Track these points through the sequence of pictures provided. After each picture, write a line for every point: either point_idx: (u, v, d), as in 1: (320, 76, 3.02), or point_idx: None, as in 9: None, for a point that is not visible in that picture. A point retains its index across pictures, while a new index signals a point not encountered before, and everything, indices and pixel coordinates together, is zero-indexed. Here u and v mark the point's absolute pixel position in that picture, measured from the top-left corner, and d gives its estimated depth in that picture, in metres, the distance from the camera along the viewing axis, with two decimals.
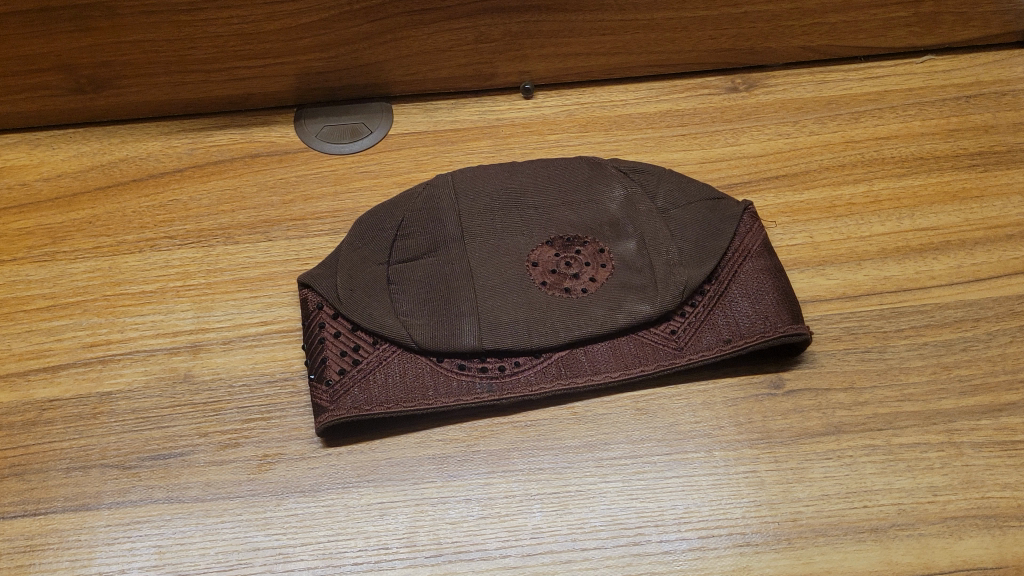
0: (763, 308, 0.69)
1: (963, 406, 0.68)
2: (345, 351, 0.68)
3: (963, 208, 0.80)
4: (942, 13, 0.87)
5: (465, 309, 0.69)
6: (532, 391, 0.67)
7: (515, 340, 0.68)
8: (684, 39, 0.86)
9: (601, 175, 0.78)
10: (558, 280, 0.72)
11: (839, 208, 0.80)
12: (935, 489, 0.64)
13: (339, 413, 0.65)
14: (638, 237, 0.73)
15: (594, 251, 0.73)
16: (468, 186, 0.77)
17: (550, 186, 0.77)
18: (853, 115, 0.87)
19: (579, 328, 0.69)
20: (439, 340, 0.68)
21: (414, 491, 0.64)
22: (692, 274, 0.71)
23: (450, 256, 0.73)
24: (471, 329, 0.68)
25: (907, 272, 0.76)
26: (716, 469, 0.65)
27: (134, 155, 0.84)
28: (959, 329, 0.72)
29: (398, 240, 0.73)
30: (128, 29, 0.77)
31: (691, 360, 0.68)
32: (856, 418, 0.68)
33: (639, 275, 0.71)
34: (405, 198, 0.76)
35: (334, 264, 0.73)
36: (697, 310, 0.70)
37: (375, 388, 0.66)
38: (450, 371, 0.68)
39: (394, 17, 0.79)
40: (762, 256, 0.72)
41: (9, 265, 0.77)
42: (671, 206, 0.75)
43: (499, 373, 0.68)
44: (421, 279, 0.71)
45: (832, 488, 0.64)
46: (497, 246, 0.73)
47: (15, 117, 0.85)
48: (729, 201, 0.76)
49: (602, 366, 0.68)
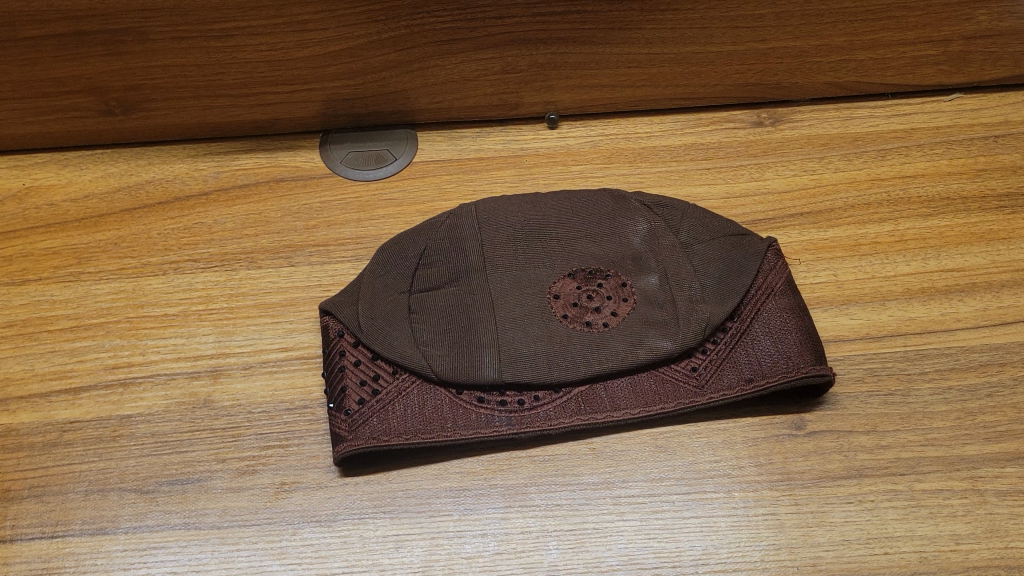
0: (786, 347, 0.69)
1: (987, 453, 0.67)
2: (364, 380, 0.68)
3: (991, 249, 0.79)
4: (972, 52, 0.87)
5: (485, 340, 0.69)
6: (551, 426, 0.67)
7: (535, 374, 0.68)
8: (710, 72, 0.86)
9: (625, 208, 0.77)
10: (580, 314, 0.71)
11: (864, 246, 0.79)
12: (957, 537, 0.63)
13: (356, 444, 0.65)
14: (660, 271, 0.73)
15: (616, 285, 0.73)
16: (492, 216, 0.76)
17: (573, 218, 0.77)
18: (879, 152, 0.86)
19: (600, 364, 0.68)
20: (459, 372, 0.68)
21: (430, 524, 0.64)
22: (714, 311, 0.71)
23: (472, 286, 0.72)
24: (491, 361, 0.68)
25: (933, 313, 0.75)
26: (736, 510, 0.65)
27: (160, 177, 0.85)
28: (984, 374, 0.71)
29: (420, 269, 0.73)
30: (159, 54, 0.78)
31: (712, 399, 0.67)
32: (879, 461, 0.67)
33: (661, 310, 0.71)
34: (428, 226, 0.77)
35: (356, 290, 0.73)
36: (718, 348, 0.70)
37: (394, 419, 0.66)
38: (469, 403, 0.67)
39: (421, 47, 0.80)
40: (786, 293, 0.72)
41: (35, 284, 0.78)
42: (694, 240, 0.75)
43: (517, 407, 0.68)
44: (441, 309, 0.71)
45: (852, 533, 0.63)
46: (519, 277, 0.73)
47: (44, 137, 0.86)
48: (753, 236, 0.76)
49: (622, 403, 0.68)
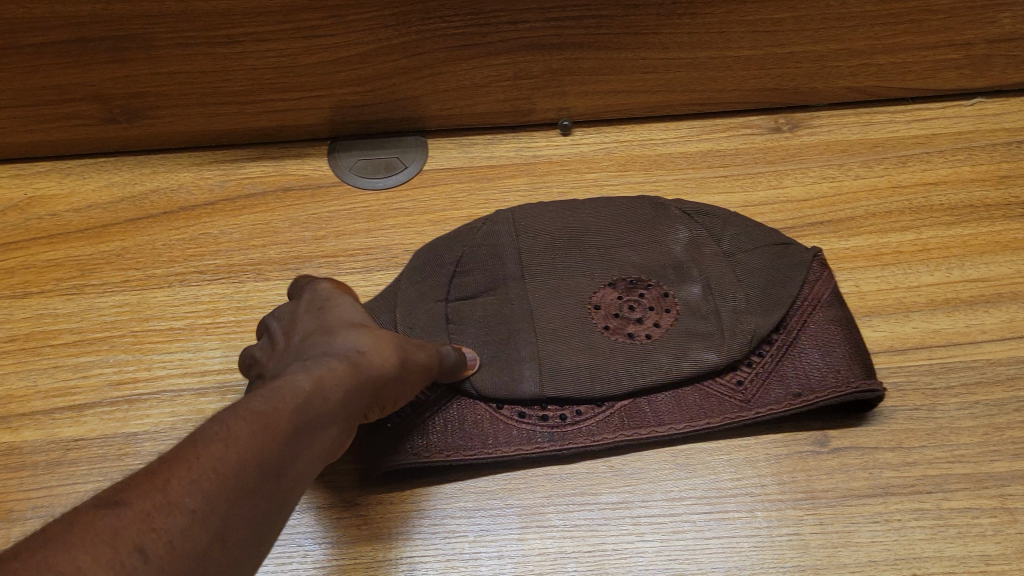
0: (834, 361, 0.67)
1: (1017, 470, 0.65)
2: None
3: (1015, 258, 0.77)
4: (994, 56, 0.85)
5: (526, 353, 0.68)
6: (595, 441, 0.65)
7: (578, 389, 0.66)
8: (726, 78, 0.84)
9: (665, 215, 0.76)
10: (621, 324, 0.70)
11: (886, 256, 0.77)
12: (987, 558, 0.61)
13: (402, 459, 0.63)
14: (703, 281, 0.71)
15: (659, 296, 0.71)
16: (528, 224, 0.75)
17: (612, 226, 0.75)
18: (900, 158, 0.85)
19: (645, 378, 0.67)
20: (501, 387, 0.66)
21: (445, 546, 0.62)
22: (760, 322, 0.68)
23: (510, 296, 0.71)
24: (532, 376, 0.66)
25: (957, 325, 0.73)
26: (758, 531, 0.63)
27: (165, 186, 0.83)
28: (1012, 388, 0.69)
29: (457, 277, 0.72)
30: (164, 61, 0.76)
31: (759, 414, 0.65)
32: (905, 479, 0.65)
33: (705, 322, 0.69)
34: (463, 232, 0.75)
35: (392, 298, 0.71)
36: (764, 362, 0.68)
37: (435, 432, 0.65)
38: (510, 418, 0.66)
39: (432, 53, 0.78)
40: (830, 306, 0.71)
41: (38, 297, 0.76)
42: (737, 249, 0.73)
43: (559, 422, 0.66)
44: (479, 320, 0.69)
45: (879, 554, 0.61)
46: (558, 286, 0.71)
47: (48, 145, 0.84)
48: (797, 247, 0.75)
49: (666, 418, 0.66)
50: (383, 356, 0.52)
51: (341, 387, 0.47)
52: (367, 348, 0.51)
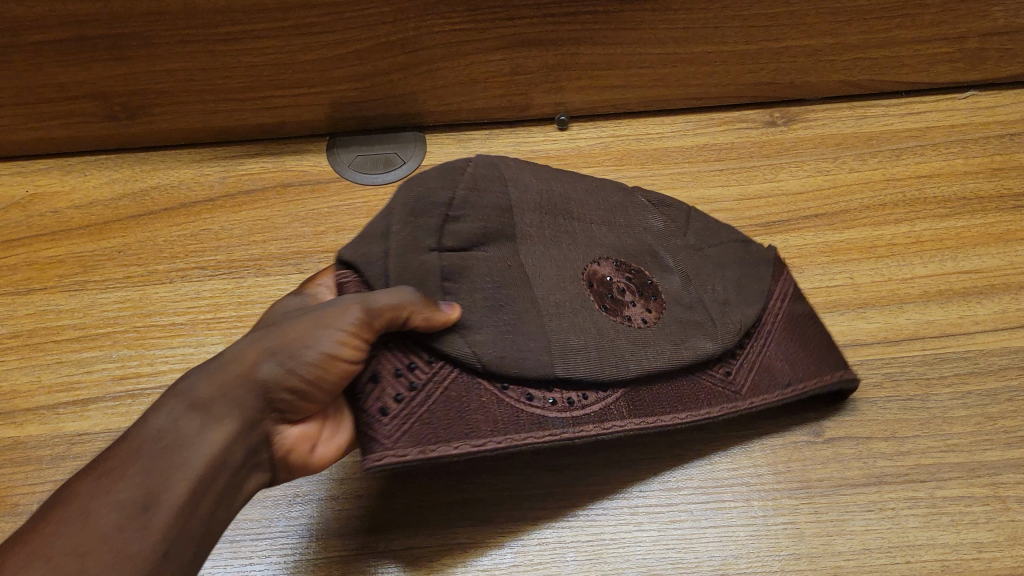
0: (810, 354, 0.69)
1: (1009, 459, 0.66)
2: (401, 371, 0.55)
3: (1008, 250, 0.78)
4: (987, 50, 0.85)
5: (534, 318, 0.59)
6: (607, 429, 0.58)
7: (589, 369, 0.59)
8: (722, 72, 0.85)
9: (634, 204, 0.74)
10: (617, 306, 0.65)
11: (880, 248, 0.78)
12: (980, 546, 0.62)
13: (397, 457, 0.52)
14: (683, 271, 0.70)
15: (644, 281, 0.68)
16: (516, 180, 0.67)
17: (590, 202, 0.71)
18: (894, 151, 0.85)
19: (648, 362, 0.62)
20: (510, 361, 0.56)
21: (447, 536, 0.63)
22: (745, 314, 0.68)
23: (505, 255, 0.62)
24: (541, 350, 0.58)
25: (950, 316, 0.74)
26: (754, 520, 0.64)
27: (166, 183, 0.84)
28: (1004, 377, 0.70)
29: (450, 222, 0.60)
30: (164, 58, 0.76)
31: (752, 403, 0.64)
32: (899, 468, 0.66)
33: (694, 311, 0.67)
34: (452, 175, 0.63)
35: (377, 242, 0.59)
36: (743, 355, 0.67)
37: (436, 424, 0.53)
38: (517, 400, 0.56)
39: (430, 49, 0.79)
40: (800, 301, 0.73)
41: (41, 294, 0.77)
42: (701, 243, 0.73)
43: (569, 406, 0.58)
44: (478, 280, 0.59)
45: (873, 541, 0.62)
46: (552, 254, 0.65)
47: (48, 143, 0.85)
48: (756, 245, 0.76)
49: (669, 407, 0.62)
50: (256, 353, 0.49)
51: (197, 408, 0.47)
52: (232, 352, 0.50)
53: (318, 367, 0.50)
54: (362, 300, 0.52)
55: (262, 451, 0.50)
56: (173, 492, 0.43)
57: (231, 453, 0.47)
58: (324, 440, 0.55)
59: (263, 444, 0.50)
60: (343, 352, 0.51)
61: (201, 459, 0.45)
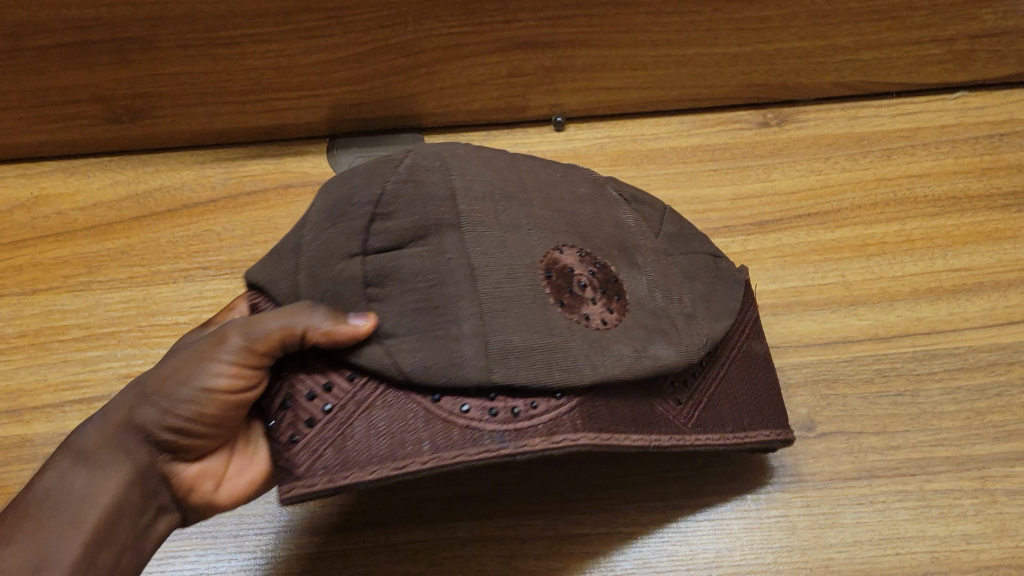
0: (763, 404, 0.64)
1: (997, 452, 0.68)
2: (313, 393, 0.49)
3: (997, 248, 0.79)
4: (977, 51, 0.87)
5: (470, 313, 0.50)
6: (554, 443, 0.48)
7: (532, 375, 0.49)
8: (715, 74, 0.86)
9: (603, 194, 0.63)
10: (575, 302, 0.53)
11: (871, 247, 0.80)
12: (968, 537, 0.64)
13: (308, 485, 0.46)
14: (650, 273, 0.59)
15: (609, 278, 0.56)
16: (462, 165, 0.55)
17: (555, 189, 0.59)
18: (885, 152, 0.87)
19: (606, 368, 0.51)
20: (437, 370, 0.48)
21: (446, 530, 0.64)
22: (712, 331, 0.60)
23: (444, 247, 0.51)
24: (474, 355, 0.49)
25: (941, 313, 0.75)
26: (748, 513, 0.65)
27: (168, 185, 0.85)
28: (993, 373, 0.72)
29: (377, 222, 0.52)
30: (166, 62, 0.78)
31: (696, 440, 0.57)
32: (889, 462, 0.67)
33: (662, 319, 0.57)
34: (381, 167, 0.55)
35: (289, 261, 0.53)
36: (699, 382, 0.61)
37: (352, 446, 0.47)
38: (448, 415, 0.48)
39: (427, 52, 0.80)
40: (757, 338, 0.67)
41: (46, 294, 0.78)
42: (673, 249, 0.63)
43: (510, 418, 0.49)
44: (406, 280, 0.50)
45: (864, 534, 0.64)
46: (504, 238, 0.53)
47: (52, 145, 0.86)
48: (729, 263, 0.68)
49: (624, 427, 0.52)
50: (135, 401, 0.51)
51: (86, 463, 0.49)
52: (115, 403, 0.51)
53: (196, 403, 0.50)
54: (243, 325, 0.50)
55: (161, 492, 0.52)
56: (69, 545, 0.46)
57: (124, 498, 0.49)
58: (229, 478, 0.56)
59: (160, 484, 0.52)
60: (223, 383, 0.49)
61: (96, 510, 0.47)
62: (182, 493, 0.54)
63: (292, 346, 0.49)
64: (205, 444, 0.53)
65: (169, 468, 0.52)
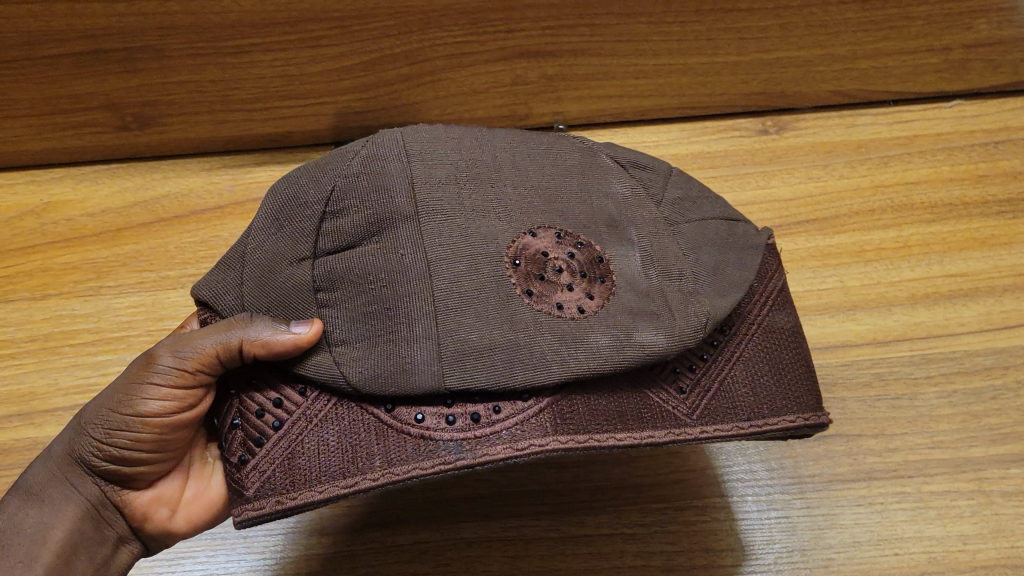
0: (786, 384, 0.55)
1: (992, 455, 0.69)
2: (263, 408, 0.48)
3: (993, 254, 0.81)
4: (972, 60, 0.88)
5: (426, 313, 0.48)
6: (518, 450, 0.47)
7: (491, 377, 0.47)
8: (715, 82, 0.87)
9: (592, 164, 0.58)
10: (548, 289, 0.51)
11: (869, 252, 0.81)
12: (965, 538, 0.65)
13: (257, 508, 0.46)
14: (646, 246, 0.55)
15: (591, 259, 0.53)
16: (424, 148, 0.52)
17: (532, 168, 0.56)
18: (882, 159, 0.88)
19: (577, 364, 0.49)
20: (385, 379, 0.47)
21: (452, 531, 0.65)
22: (714, 306, 0.54)
23: (399, 244, 0.49)
24: (428, 360, 0.47)
25: (937, 318, 0.76)
26: (749, 514, 0.66)
27: (175, 191, 0.87)
28: (988, 377, 0.73)
29: (327, 222, 0.50)
30: (175, 71, 0.79)
31: (705, 432, 0.52)
32: (887, 464, 0.69)
33: (652, 300, 0.53)
34: (335, 160, 0.52)
35: (233, 270, 0.51)
36: (707, 366, 0.55)
37: (303, 465, 0.47)
38: (404, 424, 0.47)
39: (432, 61, 0.81)
40: (782, 309, 0.59)
41: (57, 299, 0.79)
42: (677, 216, 0.58)
43: (469, 425, 0.47)
44: (357, 282, 0.48)
45: (863, 534, 0.65)
46: (464, 231, 0.50)
47: (61, 152, 0.87)
48: (748, 225, 0.61)
49: (604, 423, 0.49)
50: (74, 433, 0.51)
51: (32, 501, 0.49)
52: (57, 438, 0.52)
53: (132, 429, 0.49)
54: (172, 344, 0.49)
55: (113, 521, 0.52)
56: None
57: (73, 530, 0.49)
58: (185, 502, 0.56)
59: (113, 513, 0.52)
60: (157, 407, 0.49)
61: (47, 549, 0.48)
62: (138, 522, 0.54)
63: (228, 359, 0.48)
64: (152, 470, 0.53)
65: (119, 495, 0.52)
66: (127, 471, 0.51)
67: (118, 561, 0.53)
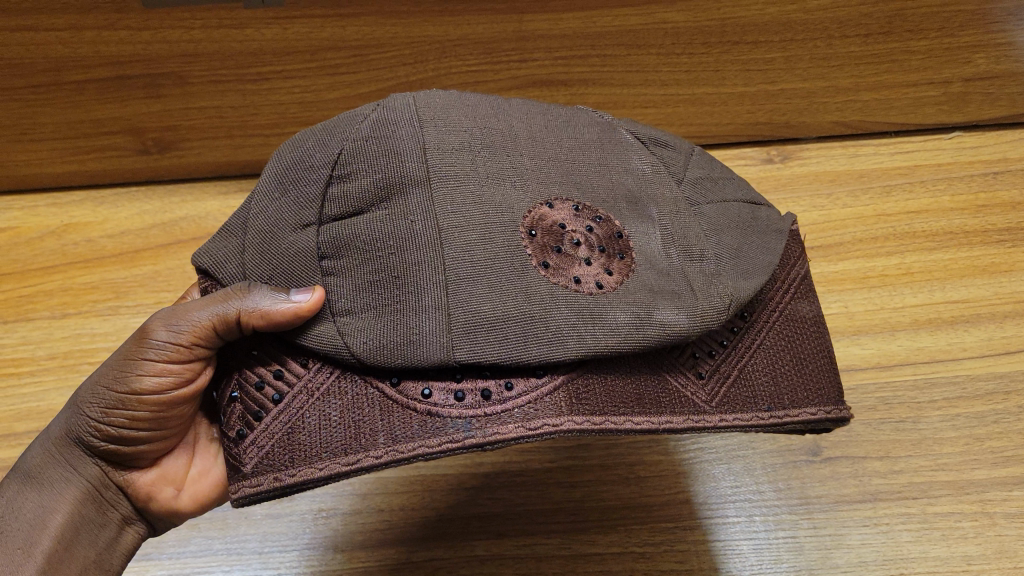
0: (807, 376, 0.56)
1: (995, 477, 0.70)
2: (263, 381, 0.48)
3: (993, 282, 0.82)
4: (971, 93, 0.91)
5: (435, 282, 0.46)
6: (529, 429, 0.45)
7: (502, 351, 0.46)
8: (721, 112, 0.90)
9: (613, 139, 0.57)
10: (565, 263, 0.49)
11: (872, 279, 0.83)
12: (969, 558, 0.66)
13: (254, 485, 0.45)
14: (667, 226, 0.54)
15: (609, 234, 0.51)
16: (437, 114, 0.51)
17: (551, 138, 0.54)
18: (884, 188, 0.90)
19: (596, 340, 0.47)
20: (390, 350, 0.46)
21: (465, 548, 0.66)
22: (737, 287, 0.53)
23: (407, 211, 0.48)
24: (438, 330, 0.46)
25: (940, 343, 0.78)
26: (757, 533, 0.68)
27: (193, 214, 0.88)
28: (991, 401, 0.74)
29: (333, 186, 0.49)
30: (197, 96, 0.81)
31: (724, 420, 0.52)
32: (892, 486, 0.70)
33: (673, 279, 0.52)
34: (344, 124, 0.51)
35: (235, 239, 0.50)
36: (727, 353, 0.55)
37: (304, 441, 0.46)
38: (409, 400, 0.46)
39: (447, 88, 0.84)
40: (805, 298, 0.59)
41: (76, 318, 0.80)
42: (696, 196, 0.57)
43: (479, 402, 0.46)
44: (363, 249, 0.47)
45: (869, 555, 0.66)
46: (476, 198, 0.49)
47: (81, 176, 0.90)
48: (769, 209, 0.61)
49: (620, 403, 0.48)
50: (71, 414, 0.52)
51: (31, 484, 0.50)
52: (57, 419, 0.53)
53: (127, 408, 0.50)
54: (167, 317, 0.49)
55: (115, 503, 0.54)
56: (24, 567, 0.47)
57: (74, 514, 0.51)
58: (190, 481, 0.57)
59: (116, 495, 0.54)
60: (154, 384, 0.49)
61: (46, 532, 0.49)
62: (142, 501, 0.55)
63: (225, 332, 0.48)
64: (153, 449, 0.54)
65: (121, 476, 0.54)
66: (125, 451, 0.52)
67: (124, 543, 0.55)
